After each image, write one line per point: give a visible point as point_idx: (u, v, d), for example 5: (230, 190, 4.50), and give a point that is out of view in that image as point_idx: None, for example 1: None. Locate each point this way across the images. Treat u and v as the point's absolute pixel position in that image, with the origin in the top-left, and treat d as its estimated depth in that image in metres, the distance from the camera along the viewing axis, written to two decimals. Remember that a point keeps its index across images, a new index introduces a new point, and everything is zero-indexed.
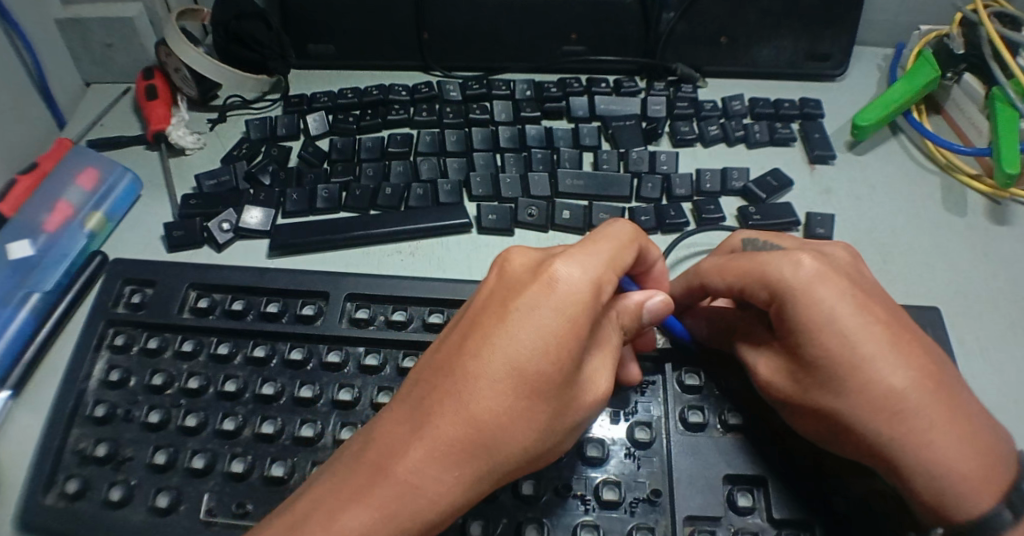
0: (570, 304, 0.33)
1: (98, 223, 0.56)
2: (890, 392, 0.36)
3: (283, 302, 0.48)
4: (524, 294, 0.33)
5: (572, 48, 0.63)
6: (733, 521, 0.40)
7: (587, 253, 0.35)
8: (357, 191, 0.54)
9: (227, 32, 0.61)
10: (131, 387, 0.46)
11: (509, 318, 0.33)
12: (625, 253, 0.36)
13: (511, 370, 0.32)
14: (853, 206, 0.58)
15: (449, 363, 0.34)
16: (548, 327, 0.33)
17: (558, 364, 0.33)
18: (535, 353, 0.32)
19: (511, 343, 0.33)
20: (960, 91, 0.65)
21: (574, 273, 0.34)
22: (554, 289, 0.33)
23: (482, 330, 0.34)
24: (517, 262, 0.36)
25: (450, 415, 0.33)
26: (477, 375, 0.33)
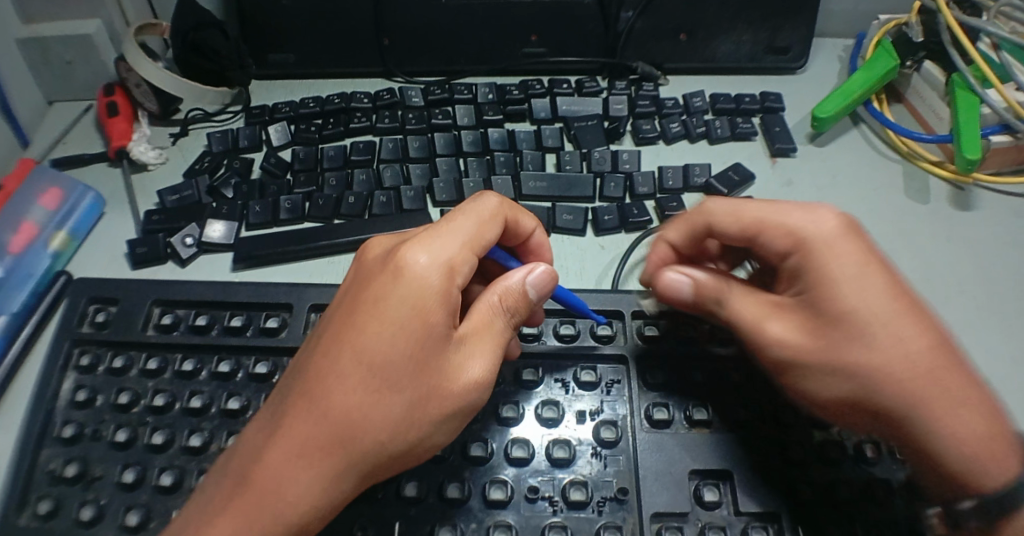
0: (414, 291, 0.36)
1: (62, 242, 0.56)
2: (934, 348, 0.39)
3: (248, 314, 0.48)
4: (372, 284, 0.36)
5: (533, 50, 0.64)
6: (700, 516, 0.41)
7: (443, 238, 0.38)
8: (320, 201, 0.54)
9: (185, 44, 0.60)
10: (98, 407, 0.46)
11: (357, 305, 0.36)
12: (486, 236, 0.39)
13: (359, 358, 0.35)
14: (815, 197, 0.59)
15: (309, 358, 0.36)
16: (387, 314, 0.35)
17: (401, 348, 0.35)
18: (377, 340, 0.35)
19: (358, 336, 0.35)
20: (920, 78, 0.65)
21: (421, 260, 0.37)
22: (402, 277, 0.36)
23: (339, 323, 0.36)
24: (374, 255, 0.39)
25: (306, 402, 0.35)
26: (331, 364, 0.35)
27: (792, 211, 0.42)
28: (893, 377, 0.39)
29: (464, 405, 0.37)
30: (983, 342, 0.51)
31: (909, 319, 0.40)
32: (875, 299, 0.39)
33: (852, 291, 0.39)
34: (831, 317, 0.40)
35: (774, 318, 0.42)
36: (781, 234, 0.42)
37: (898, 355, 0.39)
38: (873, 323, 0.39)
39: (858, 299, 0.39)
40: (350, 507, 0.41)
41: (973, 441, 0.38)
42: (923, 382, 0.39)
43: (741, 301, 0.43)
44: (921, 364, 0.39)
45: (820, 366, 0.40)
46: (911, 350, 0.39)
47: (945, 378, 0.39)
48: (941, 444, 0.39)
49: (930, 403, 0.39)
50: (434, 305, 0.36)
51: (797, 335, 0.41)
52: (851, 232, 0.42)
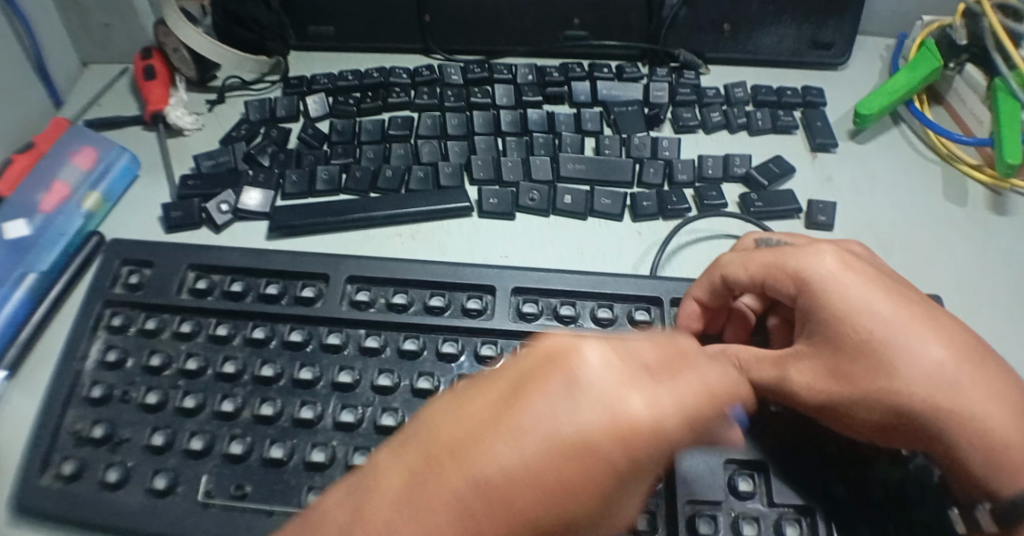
0: (628, 457, 0.25)
1: (95, 203, 0.55)
2: (935, 369, 0.37)
3: (283, 283, 0.48)
4: (584, 420, 0.25)
5: (574, 33, 0.63)
6: (734, 507, 0.40)
7: (675, 396, 0.27)
8: (357, 173, 0.53)
9: (226, 13, 0.60)
10: (128, 369, 0.46)
11: (557, 440, 0.25)
12: (718, 407, 0.28)
13: (538, 511, 0.25)
14: (854, 194, 0.58)
15: (473, 461, 0.25)
16: (594, 472, 0.25)
17: (591, 516, 0.26)
18: (570, 501, 0.25)
19: (552, 498, 0.25)
20: (962, 82, 0.65)
21: (648, 413, 0.26)
22: (622, 434, 0.25)
23: (525, 454, 0.25)
24: (589, 366, 0.26)
25: (451, 534, 0.24)
26: (506, 506, 0.24)
27: (791, 251, 0.41)
28: (927, 406, 0.36)
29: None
30: (1018, 349, 0.51)
31: (928, 333, 0.37)
32: (885, 319, 0.38)
33: (861, 321, 0.38)
34: (843, 349, 0.38)
35: (793, 365, 0.40)
36: (787, 278, 0.41)
37: (926, 375, 0.37)
38: (891, 349, 0.37)
39: (872, 323, 0.38)
40: None
41: (1014, 445, 0.36)
42: (951, 394, 0.36)
43: (757, 367, 0.42)
44: (947, 379, 0.37)
45: (850, 404, 0.38)
46: (937, 366, 0.37)
47: (978, 385, 0.37)
48: (979, 459, 0.36)
49: (961, 417, 0.36)
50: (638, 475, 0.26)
51: (818, 375, 0.39)
52: (851, 264, 0.40)
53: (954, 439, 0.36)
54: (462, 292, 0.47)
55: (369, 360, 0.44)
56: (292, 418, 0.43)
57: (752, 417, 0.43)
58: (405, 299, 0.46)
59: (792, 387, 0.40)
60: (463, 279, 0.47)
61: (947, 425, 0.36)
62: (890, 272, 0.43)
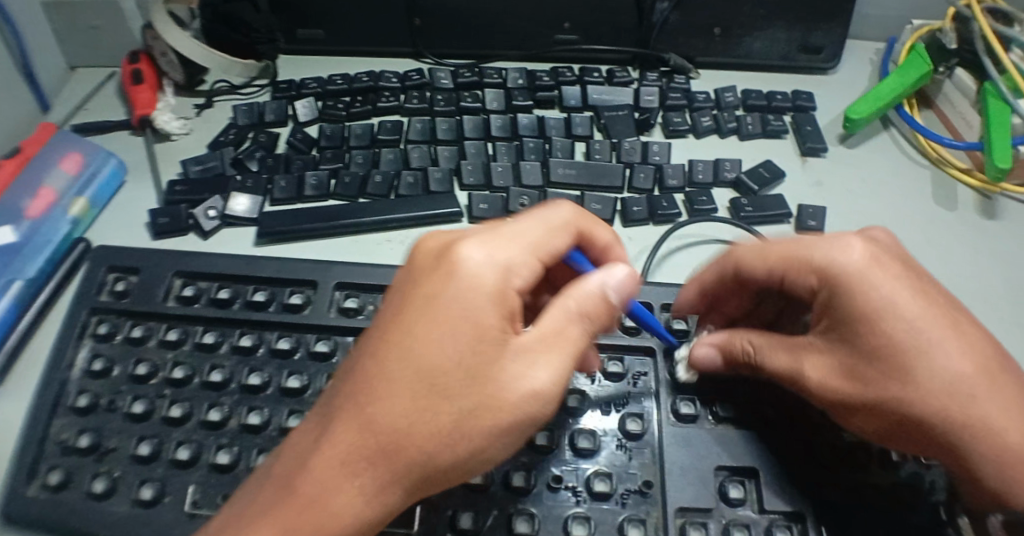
0: (471, 288, 0.34)
1: (82, 208, 0.54)
2: (957, 378, 0.37)
3: (271, 290, 0.47)
4: (426, 279, 0.34)
5: (565, 37, 0.63)
6: (724, 513, 0.40)
7: (508, 238, 0.36)
8: (347, 179, 0.53)
9: (213, 13, 0.61)
10: (114, 377, 0.46)
11: (406, 304, 0.34)
12: (552, 238, 0.37)
13: (410, 360, 0.32)
14: (845, 198, 0.58)
15: (356, 358, 0.34)
16: (440, 310, 0.33)
17: (460, 350, 0.32)
18: (439, 347, 0.32)
19: (410, 338, 0.33)
20: (952, 85, 0.65)
21: (478, 256, 0.35)
22: (457, 277, 0.34)
23: (390, 331, 0.33)
24: (425, 250, 0.37)
25: (353, 402, 0.32)
26: (378, 366, 0.33)
27: (821, 245, 0.40)
28: (942, 414, 0.37)
29: (523, 416, 0.33)
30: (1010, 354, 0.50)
31: (955, 344, 0.37)
32: (913, 324, 0.37)
33: (892, 326, 0.37)
34: (864, 352, 0.37)
35: (812, 361, 0.40)
36: (811, 271, 0.40)
37: (948, 384, 0.37)
38: (912, 360, 0.37)
39: (900, 331, 0.37)
40: None
41: (1019, 458, 0.37)
42: (966, 406, 0.37)
43: (772, 354, 0.41)
44: (967, 390, 0.37)
45: (867, 404, 0.38)
46: (959, 377, 0.37)
47: (996, 393, 0.37)
48: (992, 470, 0.37)
49: (974, 430, 0.37)
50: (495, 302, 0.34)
51: (837, 373, 0.39)
52: (885, 262, 0.39)
53: (969, 447, 0.37)
54: None
55: None
56: (279, 427, 0.42)
57: (760, 410, 0.43)
58: None
59: (809, 385, 0.40)
60: None
61: (961, 434, 0.37)
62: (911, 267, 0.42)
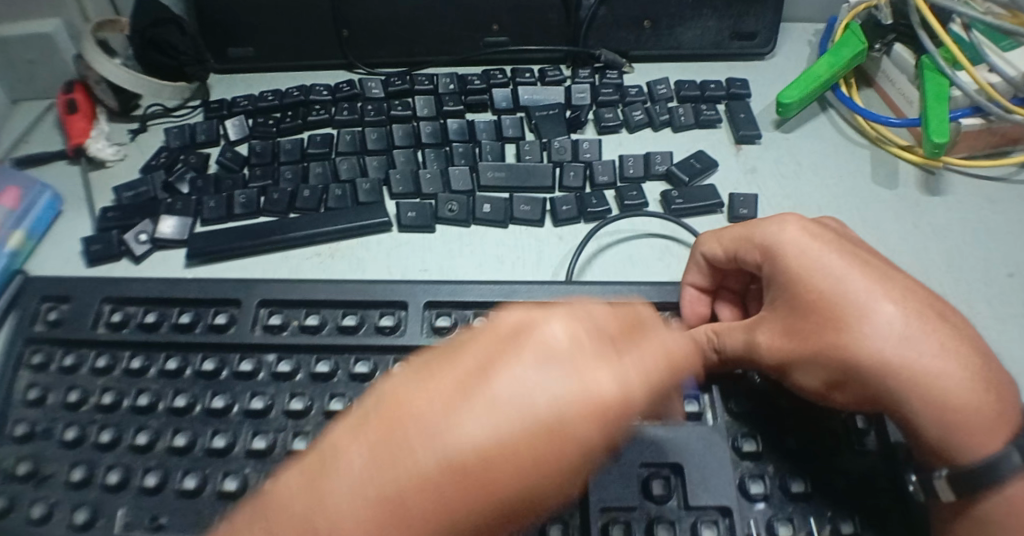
0: (597, 423, 0.29)
1: (20, 241, 0.53)
2: (891, 325, 0.37)
3: (197, 311, 0.47)
4: (559, 395, 0.29)
5: (494, 39, 0.63)
6: (649, 511, 0.39)
7: (638, 374, 0.31)
8: (275, 195, 0.53)
9: (143, 40, 0.59)
10: (49, 406, 0.45)
11: (535, 403, 0.28)
12: (676, 373, 0.33)
13: (519, 477, 0.27)
14: (780, 184, 0.57)
15: (443, 434, 0.27)
16: (565, 438, 0.28)
17: (565, 482, 0.29)
18: (551, 473, 0.28)
19: (516, 462, 0.27)
20: (890, 63, 0.63)
21: (606, 388, 0.29)
22: (591, 405, 0.29)
23: (503, 437, 0.27)
24: (554, 339, 0.30)
25: (424, 505, 0.26)
26: (480, 469, 0.27)
27: (761, 222, 0.43)
28: (880, 362, 0.36)
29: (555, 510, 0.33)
30: None
31: (890, 292, 0.38)
32: (834, 275, 0.38)
33: (818, 281, 0.39)
34: (802, 308, 0.39)
35: (760, 327, 0.42)
36: (754, 248, 0.43)
37: (889, 333, 0.37)
38: (846, 307, 0.38)
39: (825, 280, 0.39)
40: None
41: (954, 406, 0.36)
42: (908, 351, 0.36)
43: (730, 333, 0.43)
44: (902, 335, 0.37)
45: (804, 360, 0.39)
46: (895, 323, 0.37)
47: (932, 341, 0.36)
48: (930, 421, 0.36)
49: (915, 377, 0.36)
50: (611, 439, 0.30)
51: (777, 334, 0.41)
52: (814, 232, 0.41)
53: (904, 399, 0.36)
54: (375, 311, 0.47)
55: (282, 384, 0.44)
56: (205, 448, 0.42)
57: (740, 391, 0.43)
58: (317, 320, 0.46)
59: (759, 350, 0.41)
60: (375, 296, 0.47)
61: (899, 383, 0.36)
62: (862, 244, 0.44)
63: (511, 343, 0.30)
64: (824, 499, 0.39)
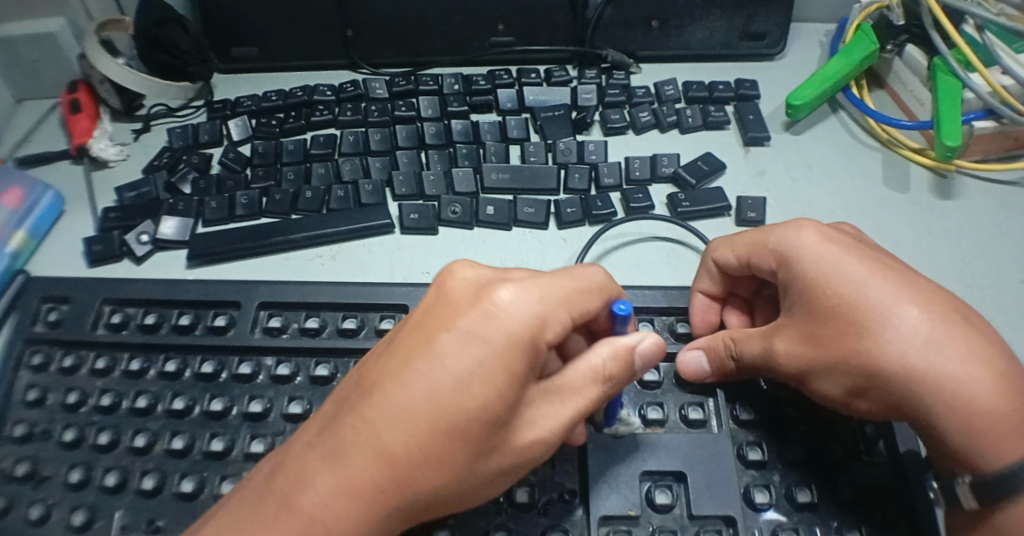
0: (501, 337, 0.31)
1: (21, 241, 0.53)
2: (912, 330, 0.36)
3: (196, 313, 0.47)
4: (463, 316, 0.32)
5: (500, 39, 0.62)
6: (651, 520, 0.38)
7: (542, 287, 0.33)
8: (278, 196, 0.53)
9: (146, 40, 0.58)
10: (48, 406, 0.45)
11: (443, 335, 0.31)
12: (586, 294, 0.35)
13: (438, 400, 0.30)
14: (788, 187, 0.56)
15: (377, 379, 0.32)
16: (482, 359, 0.31)
17: (488, 395, 0.30)
18: (464, 385, 0.30)
19: (429, 378, 0.30)
20: (902, 64, 0.62)
21: (508, 301, 0.32)
22: (495, 323, 0.31)
23: (416, 366, 0.31)
24: (457, 280, 0.34)
25: (363, 432, 0.31)
26: (406, 401, 0.30)
27: (776, 227, 0.42)
28: (902, 368, 0.36)
29: (532, 456, 0.33)
30: None
31: (911, 297, 0.37)
32: (856, 280, 0.38)
33: (836, 287, 0.38)
34: (820, 315, 0.38)
35: (778, 335, 0.40)
36: (768, 255, 0.42)
37: (909, 338, 0.36)
38: (867, 314, 0.37)
39: (845, 286, 0.38)
40: None
41: (984, 412, 0.35)
42: (930, 357, 0.35)
43: (747, 340, 0.41)
44: (922, 341, 0.36)
45: (825, 368, 0.38)
46: (916, 330, 0.36)
47: (958, 345, 0.36)
48: (957, 427, 0.35)
49: (939, 384, 0.35)
50: (524, 348, 0.31)
51: (796, 341, 0.39)
52: (831, 237, 0.40)
53: (931, 405, 0.35)
54: (376, 313, 0.46)
55: (282, 387, 0.44)
56: (203, 451, 0.42)
57: (753, 400, 0.42)
58: (317, 323, 0.45)
59: (777, 357, 0.40)
60: (376, 299, 0.46)
61: (922, 390, 0.35)
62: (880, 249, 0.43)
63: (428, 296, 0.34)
64: (832, 508, 0.38)
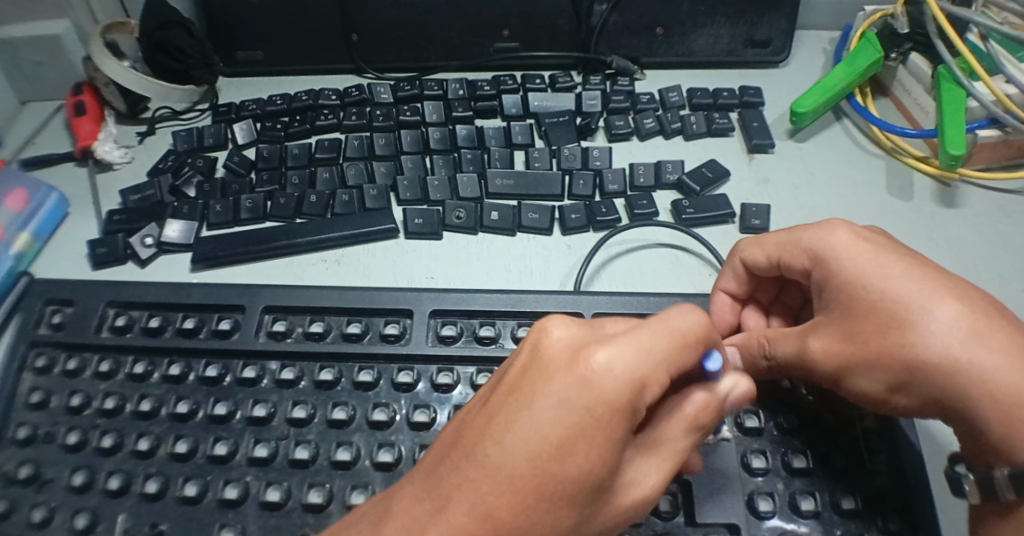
0: (608, 405, 0.29)
1: (26, 243, 0.53)
2: (948, 323, 0.36)
3: (201, 316, 0.47)
4: (565, 379, 0.29)
5: (505, 45, 0.62)
6: (655, 527, 0.38)
7: (640, 343, 0.30)
8: (281, 200, 0.53)
9: (151, 44, 0.58)
10: (53, 409, 0.45)
11: (537, 401, 0.29)
12: (687, 349, 0.31)
13: (536, 467, 0.28)
14: (792, 194, 0.56)
15: (477, 442, 0.29)
16: (578, 424, 0.28)
17: (597, 465, 0.29)
18: (570, 456, 0.28)
19: (534, 445, 0.28)
20: (906, 72, 0.62)
21: (614, 366, 0.29)
22: (597, 388, 0.29)
23: (523, 440, 0.28)
24: (553, 335, 0.31)
25: (471, 504, 0.28)
26: (501, 473, 0.28)
27: (805, 228, 0.42)
28: (942, 362, 0.35)
29: (628, 517, 0.32)
30: None
31: (946, 291, 0.37)
32: (890, 276, 0.37)
33: (870, 283, 0.38)
34: (856, 312, 0.38)
35: (811, 334, 0.40)
36: (799, 254, 0.42)
37: (945, 331, 0.36)
38: (903, 309, 0.37)
39: (879, 281, 0.38)
40: (296, 517, 0.40)
41: None
42: (968, 350, 0.35)
43: (779, 341, 0.41)
44: (959, 332, 0.35)
45: (862, 365, 0.38)
46: (952, 322, 0.36)
47: (998, 338, 0.35)
48: (998, 420, 0.35)
49: (978, 376, 0.35)
50: (629, 415, 0.29)
51: (832, 340, 0.39)
52: (861, 235, 0.40)
53: (970, 399, 0.35)
54: (380, 318, 0.46)
55: (286, 392, 0.44)
56: (206, 456, 0.42)
57: (784, 407, 0.42)
58: (322, 327, 0.46)
59: (811, 356, 0.40)
60: (381, 304, 0.46)
61: (962, 384, 0.35)
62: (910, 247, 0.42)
63: (520, 351, 0.32)
64: (835, 515, 0.38)
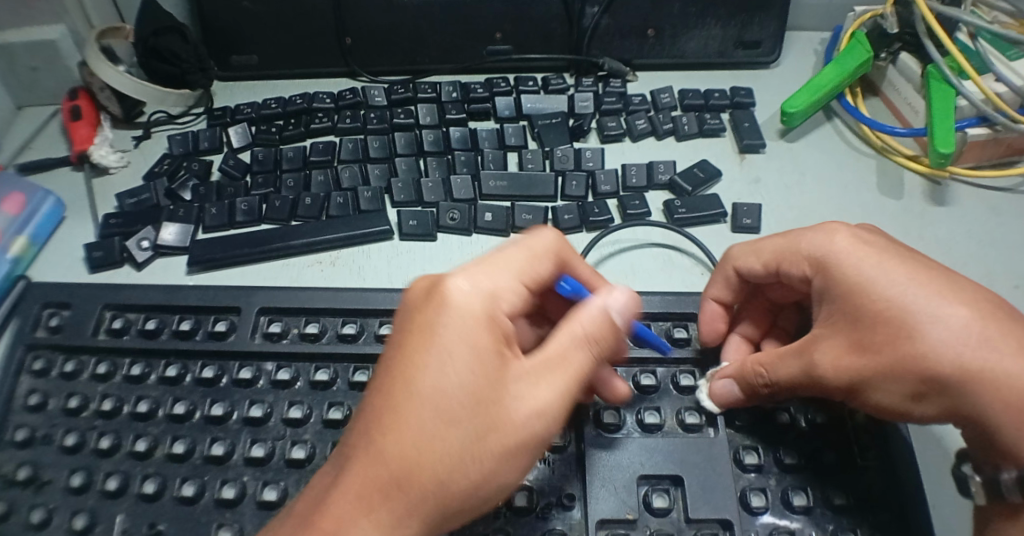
0: (461, 314, 0.33)
1: (22, 247, 0.53)
2: (959, 330, 0.36)
3: (196, 318, 0.47)
4: (423, 309, 0.34)
5: (497, 47, 0.63)
6: (649, 524, 0.39)
7: (488, 266, 0.36)
8: (276, 203, 0.53)
9: (146, 48, 0.59)
10: (49, 411, 0.45)
11: (401, 336, 0.34)
12: (537, 264, 0.37)
13: (409, 389, 0.32)
14: (783, 193, 0.57)
15: (367, 391, 0.34)
16: (430, 337, 0.33)
17: (461, 375, 0.32)
18: (433, 369, 0.32)
19: (402, 367, 0.32)
20: (896, 71, 0.62)
21: (464, 287, 0.35)
22: (449, 305, 0.34)
23: (406, 367, 0.32)
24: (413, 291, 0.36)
25: (360, 442, 0.32)
26: (379, 404, 0.32)
27: (806, 235, 0.42)
28: (955, 369, 0.35)
29: (528, 436, 0.33)
30: None
31: (955, 297, 0.37)
32: (901, 285, 0.37)
33: (881, 292, 0.38)
34: (868, 322, 0.38)
35: (817, 347, 0.40)
36: (803, 261, 0.42)
37: (956, 337, 0.36)
38: (914, 318, 0.36)
39: (890, 289, 0.38)
40: None
41: None
42: (982, 356, 0.35)
43: (781, 355, 0.41)
44: (971, 338, 0.36)
45: (875, 375, 0.37)
46: (963, 328, 0.36)
47: (1011, 342, 0.35)
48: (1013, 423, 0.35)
49: (993, 381, 0.35)
50: (485, 322, 0.33)
51: (842, 350, 0.39)
52: (864, 240, 0.41)
53: (985, 405, 0.35)
54: (375, 319, 0.46)
55: (281, 392, 0.44)
56: (203, 456, 0.42)
57: (782, 418, 0.41)
58: (317, 328, 0.46)
59: (819, 369, 0.39)
60: (375, 305, 0.47)
61: (975, 389, 0.35)
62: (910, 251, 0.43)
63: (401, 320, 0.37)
64: (826, 511, 0.39)
